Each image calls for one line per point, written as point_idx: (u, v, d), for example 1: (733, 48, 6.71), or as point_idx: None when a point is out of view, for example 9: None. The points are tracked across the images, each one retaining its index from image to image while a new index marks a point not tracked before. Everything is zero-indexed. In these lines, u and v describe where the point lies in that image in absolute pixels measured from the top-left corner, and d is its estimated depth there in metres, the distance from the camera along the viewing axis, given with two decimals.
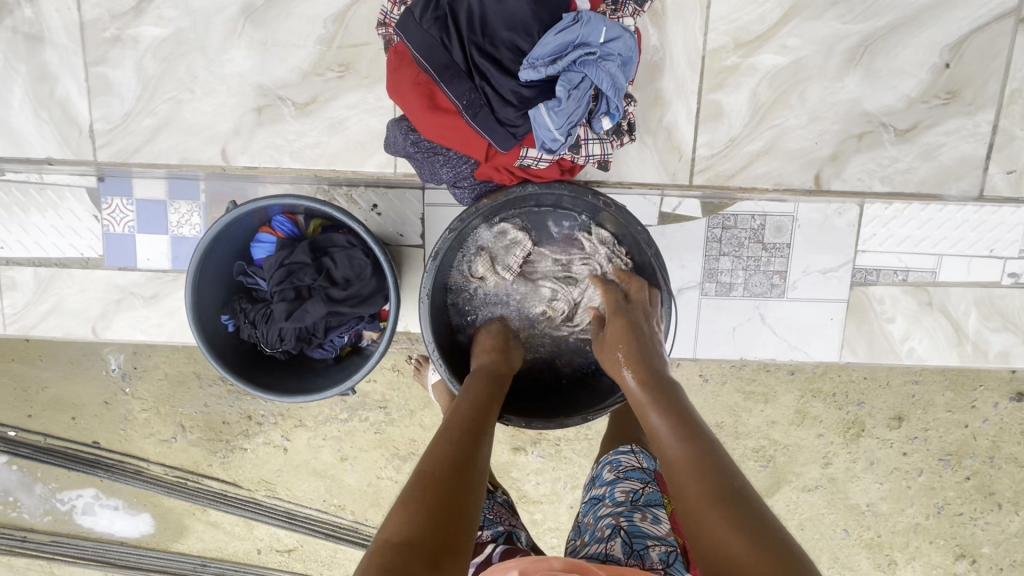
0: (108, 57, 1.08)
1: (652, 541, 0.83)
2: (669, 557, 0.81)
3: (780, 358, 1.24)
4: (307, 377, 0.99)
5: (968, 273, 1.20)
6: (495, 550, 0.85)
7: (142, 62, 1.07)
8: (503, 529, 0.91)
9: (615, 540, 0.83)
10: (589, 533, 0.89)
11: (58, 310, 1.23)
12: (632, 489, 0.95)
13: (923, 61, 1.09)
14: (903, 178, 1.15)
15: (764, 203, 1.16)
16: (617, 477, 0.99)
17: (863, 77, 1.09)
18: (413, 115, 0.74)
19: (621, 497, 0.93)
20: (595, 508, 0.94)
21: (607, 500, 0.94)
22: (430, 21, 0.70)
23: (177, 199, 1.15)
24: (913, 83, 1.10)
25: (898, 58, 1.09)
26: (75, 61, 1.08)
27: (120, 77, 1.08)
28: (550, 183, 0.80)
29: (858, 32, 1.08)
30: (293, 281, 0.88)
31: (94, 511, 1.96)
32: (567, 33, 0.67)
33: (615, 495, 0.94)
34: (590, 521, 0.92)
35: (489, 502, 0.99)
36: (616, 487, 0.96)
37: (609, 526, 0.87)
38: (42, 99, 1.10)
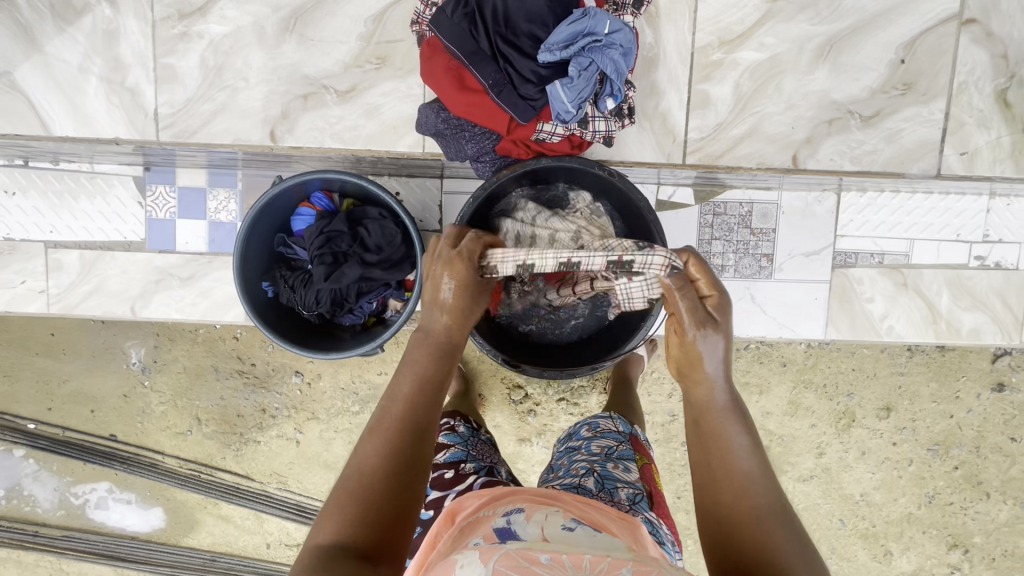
0: (174, 50, 1.18)
1: (621, 483, 0.93)
2: (634, 497, 0.91)
3: (770, 336, 1.34)
4: (337, 340, 1.08)
5: (938, 255, 1.32)
6: (476, 483, 0.91)
7: (205, 55, 1.17)
8: (484, 464, 0.98)
9: (588, 477, 0.93)
10: (563, 470, 0.99)
11: (99, 291, 1.32)
12: (607, 445, 1.04)
13: (881, 57, 1.21)
14: (870, 158, 1.25)
15: (750, 191, 1.28)
16: (594, 434, 1.07)
17: (831, 70, 1.21)
18: (444, 95, 0.86)
19: (596, 449, 1.02)
20: (571, 454, 1.04)
21: (583, 449, 1.03)
22: (460, 16, 0.83)
23: (217, 187, 1.27)
24: (874, 76, 1.22)
25: (860, 54, 1.21)
26: (146, 54, 1.18)
27: (186, 68, 1.18)
28: (561, 156, 0.91)
29: (824, 33, 1.20)
30: (331, 247, 0.99)
31: (107, 505, 2.00)
32: (577, 24, 0.80)
33: (591, 447, 1.03)
34: (564, 463, 1.02)
35: (473, 439, 1.05)
36: (593, 441, 1.05)
37: (584, 467, 0.96)
38: (114, 86, 1.20)
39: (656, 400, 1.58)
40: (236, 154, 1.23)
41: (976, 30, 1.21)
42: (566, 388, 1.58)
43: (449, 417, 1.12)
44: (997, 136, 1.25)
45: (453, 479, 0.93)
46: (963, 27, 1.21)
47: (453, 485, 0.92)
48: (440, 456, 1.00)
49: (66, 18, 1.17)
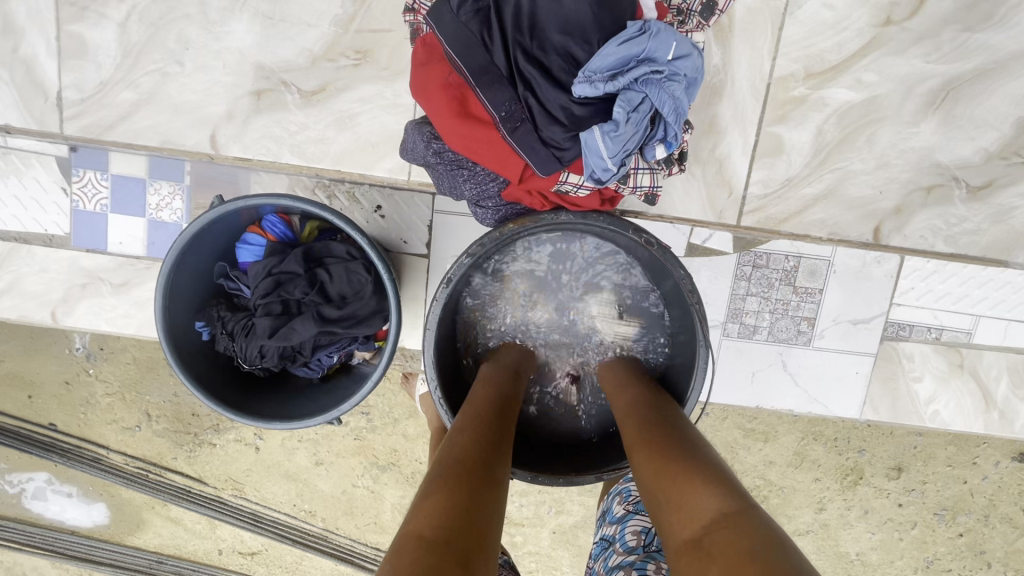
0: (87, 15, 0.96)
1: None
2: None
3: (800, 411, 1.15)
4: (288, 397, 0.88)
5: (1004, 337, 1.13)
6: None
7: (126, 24, 0.96)
8: None
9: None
10: None
11: (13, 290, 1.10)
12: (644, 529, 0.84)
13: (1008, 115, 1.01)
14: (969, 240, 1.07)
15: (800, 243, 1.07)
16: (627, 513, 0.88)
17: (940, 125, 1.01)
18: (439, 121, 0.64)
19: (632, 542, 0.83)
20: (607, 555, 0.84)
21: (618, 544, 0.84)
22: (469, 13, 0.59)
23: (159, 178, 1.03)
24: (994, 137, 1.02)
25: (982, 107, 1.00)
26: (47, 18, 0.97)
27: (99, 39, 0.97)
28: (588, 214, 0.69)
29: (942, 74, 0.99)
30: (280, 293, 0.77)
31: (45, 496, 1.83)
32: (631, 45, 0.57)
33: (626, 539, 0.84)
34: (602, 572, 0.83)
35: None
36: (627, 525, 0.86)
37: None
38: (5, 56, 0.98)
39: None
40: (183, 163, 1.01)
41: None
42: None
43: None
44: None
45: None
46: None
47: None
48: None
49: None
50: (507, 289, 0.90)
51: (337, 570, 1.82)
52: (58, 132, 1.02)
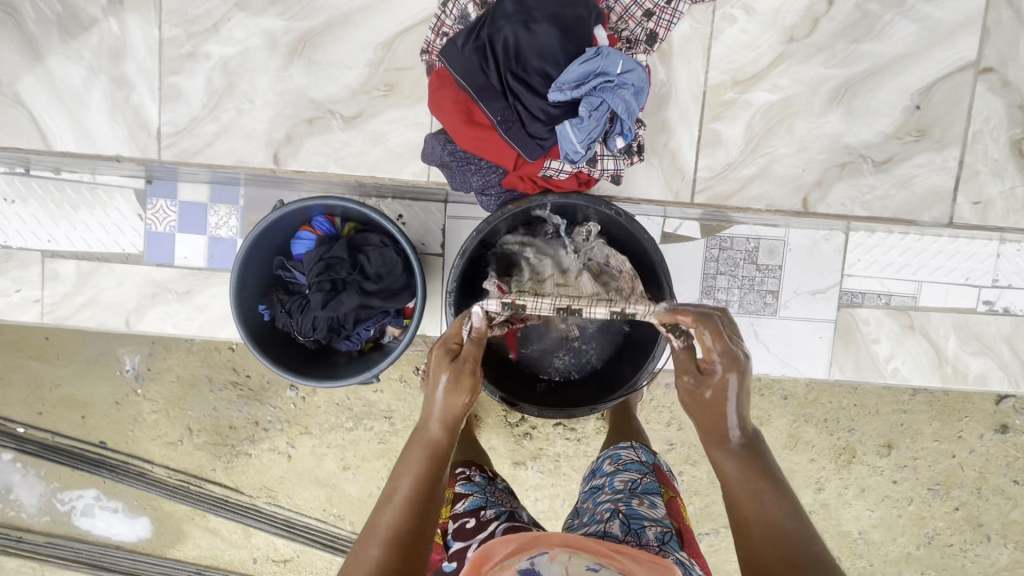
0: (181, 68, 1.17)
1: (648, 522, 0.89)
2: (664, 536, 0.88)
3: (773, 373, 1.32)
4: (332, 366, 1.06)
5: (946, 299, 1.30)
6: (498, 528, 0.89)
7: (211, 75, 1.16)
8: (505, 509, 0.95)
9: (614, 521, 0.89)
10: (588, 515, 0.95)
11: (95, 302, 1.30)
12: (631, 479, 1.02)
13: (896, 104, 1.19)
14: (880, 205, 1.23)
15: (756, 226, 1.26)
16: (617, 468, 1.05)
17: (844, 114, 1.19)
18: (452, 128, 0.85)
19: (619, 485, 1.00)
20: (595, 495, 1.01)
21: (607, 488, 1.01)
22: (471, 49, 0.82)
23: (218, 202, 1.25)
24: (887, 122, 1.20)
25: (874, 100, 1.19)
26: (152, 71, 1.17)
27: (191, 88, 1.17)
28: (568, 193, 0.90)
29: (838, 77, 1.18)
30: (330, 274, 0.97)
31: (93, 512, 1.97)
32: (590, 64, 0.79)
33: (615, 484, 1.00)
34: (589, 505, 0.99)
35: (490, 487, 1.01)
36: (616, 476, 1.03)
37: (609, 509, 0.93)
38: (118, 104, 1.18)
39: (654, 424, 1.54)
40: (239, 175, 1.22)
41: (993, 79, 1.19)
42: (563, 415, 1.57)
43: (465, 466, 1.07)
44: (1010, 185, 1.24)
45: (475, 529, 0.90)
46: (981, 75, 1.18)
47: (474, 535, 0.89)
48: (459, 506, 0.96)
49: (72, 33, 1.15)
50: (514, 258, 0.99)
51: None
52: (157, 159, 1.21)
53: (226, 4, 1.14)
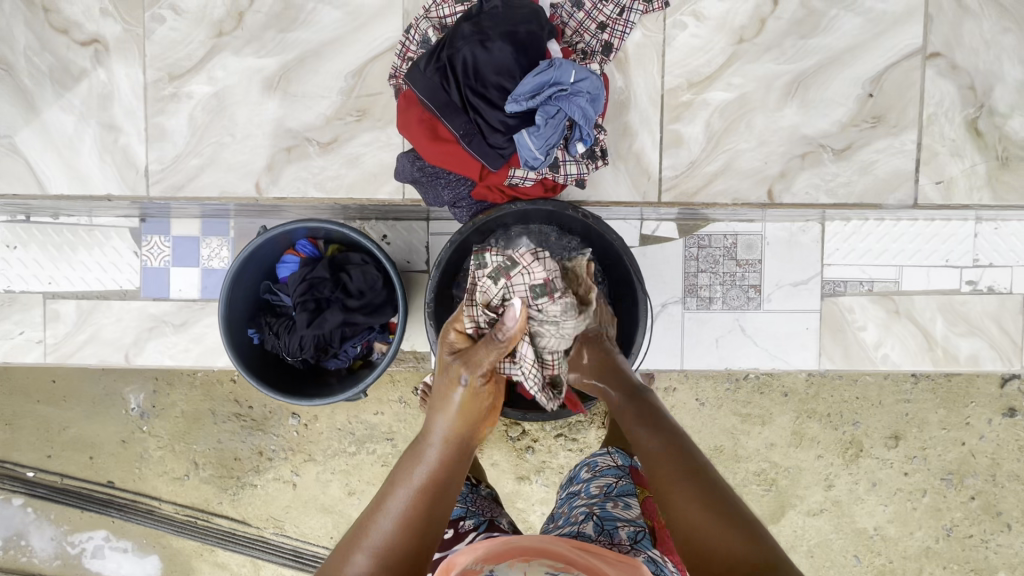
0: (166, 109, 1.22)
1: (621, 522, 0.90)
2: (636, 535, 0.88)
3: (763, 367, 1.32)
4: (322, 385, 1.08)
5: (929, 282, 1.31)
6: (472, 537, 0.86)
7: (193, 113, 1.21)
8: (485, 518, 0.93)
9: (587, 522, 0.91)
10: (562, 519, 0.96)
11: (95, 339, 1.34)
12: (607, 483, 1.00)
13: (850, 93, 1.19)
14: (845, 190, 1.21)
15: (732, 223, 1.29)
16: (593, 475, 1.03)
17: (801, 107, 1.19)
18: (418, 145, 0.89)
19: (595, 490, 0.99)
20: (571, 500, 1.00)
21: (582, 493, 1.00)
22: (432, 70, 0.87)
23: (210, 235, 1.31)
24: (844, 111, 1.19)
25: (830, 91, 1.19)
26: (138, 113, 1.22)
27: (175, 126, 1.22)
28: (534, 200, 0.93)
29: (790, 72, 1.19)
30: (314, 293, 1.00)
31: (103, 553, 1.97)
32: (543, 75, 0.82)
33: (590, 489, 0.99)
34: (564, 510, 0.98)
35: (471, 495, 0.99)
36: (592, 481, 1.01)
37: (583, 512, 0.94)
38: (107, 146, 1.23)
39: None
40: (227, 205, 1.25)
41: (940, 64, 1.19)
42: (563, 425, 1.57)
43: None
44: (971, 164, 1.22)
45: (452, 539, 0.88)
46: (929, 60, 1.19)
47: (452, 545, 0.88)
48: None
49: (65, 84, 1.21)
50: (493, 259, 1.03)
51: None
52: (144, 195, 1.23)
53: (203, 46, 1.20)
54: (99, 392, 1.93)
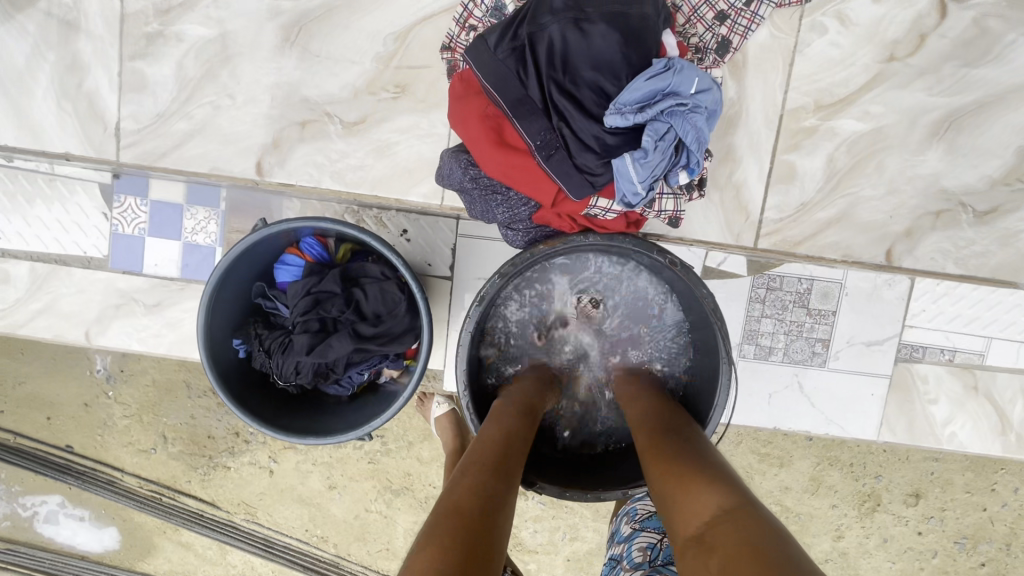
0: (147, 52, 1.02)
1: None
2: None
3: (816, 432, 1.17)
4: (317, 413, 0.91)
5: (1018, 359, 1.15)
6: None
7: (182, 61, 1.01)
8: None
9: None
10: None
11: (49, 310, 1.13)
12: (649, 544, 0.88)
13: (1009, 143, 1.03)
14: (978, 262, 1.09)
15: (811, 265, 1.09)
16: (634, 530, 0.92)
17: (946, 152, 1.03)
18: (476, 149, 0.69)
19: (638, 556, 0.86)
20: (616, 572, 0.88)
21: (625, 560, 0.88)
22: (506, 51, 0.66)
23: (196, 204, 1.08)
24: (998, 164, 1.04)
25: (986, 138, 1.03)
26: (110, 55, 1.02)
27: (157, 75, 1.02)
28: (613, 235, 0.74)
29: (943, 107, 1.02)
30: (319, 312, 0.81)
31: (56, 520, 1.81)
32: (659, 80, 0.62)
33: (633, 554, 0.87)
34: None
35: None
36: (634, 542, 0.90)
37: None
38: (69, 90, 1.04)
39: None
40: (221, 189, 1.07)
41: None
42: None
43: None
44: None
45: None
46: None
47: None
48: None
49: (15, 3, 1.02)
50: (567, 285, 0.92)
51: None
52: (114, 158, 1.07)
53: None
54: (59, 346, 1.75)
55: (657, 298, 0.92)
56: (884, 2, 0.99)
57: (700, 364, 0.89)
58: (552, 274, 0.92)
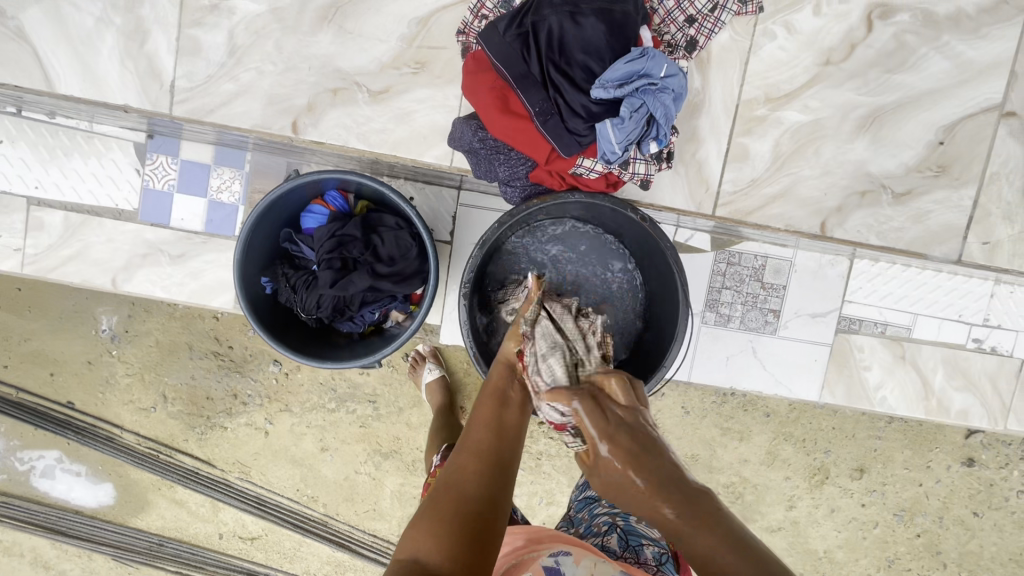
0: (203, 21, 1.12)
1: (647, 539, 0.88)
2: (661, 557, 0.86)
3: (766, 392, 1.32)
4: (331, 347, 1.04)
5: (939, 333, 1.32)
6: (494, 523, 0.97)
7: (233, 31, 1.12)
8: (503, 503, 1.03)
9: (612, 535, 0.88)
10: (584, 527, 0.93)
11: (80, 257, 1.23)
12: None
13: (921, 137, 1.21)
14: (895, 235, 1.24)
15: (766, 245, 1.27)
16: None
17: (871, 142, 1.20)
18: (486, 115, 0.86)
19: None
20: (590, 506, 0.98)
21: (603, 500, 0.98)
22: (512, 36, 0.83)
23: (223, 165, 1.21)
24: (912, 154, 1.21)
25: (903, 132, 1.20)
26: (170, 22, 1.12)
27: (212, 42, 1.13)
28: (595, 193, 0.91)
29: (870, 104, 1.19)
30: (342, 252, 0.96)
31: (54, 474, 1.56)
32: (634, 64, 0.81)
33: None
34: (584, 516, 0.97)
35: None
36: None
37: (606, 522, 0.91)
38: (131, 51, 1.14)
39: None
40: (249, 138, 1.18)
41: (1014, 123, 1.21)
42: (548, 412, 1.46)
43: None
44: (1019, 230, 1.25)
45: None
46: (1003, 118, 1.20)
47: None
48: None
49: None
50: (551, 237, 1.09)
51: (336, 559, 1.56)
52: (167, 113, 1.15)
53: None
54: (56, 294, 1.48)
55: (628, 275, 1.11)
56: (824, 15, 1.17)
57: (661, 311, 1.07)
58: (542, 226, 1.08)
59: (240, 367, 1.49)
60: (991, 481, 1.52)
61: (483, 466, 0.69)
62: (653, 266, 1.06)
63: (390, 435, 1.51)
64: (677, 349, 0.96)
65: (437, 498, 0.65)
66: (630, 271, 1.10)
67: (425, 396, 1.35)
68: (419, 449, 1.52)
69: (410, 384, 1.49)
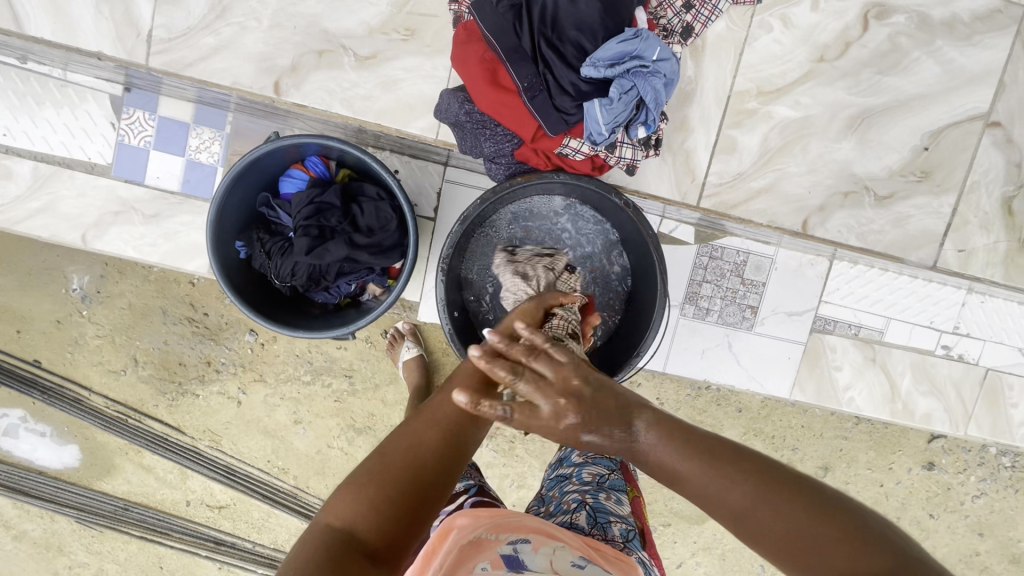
0: None
1: (614, 517, 0.89)
2: (628, 534, 0.88)
3: (739, 386, 1.33)
4: (304, 316, 1.02)
5: (909, 338, 1.34)
6: (466, 500, 0.93)
7: None
8: (474, 482, 0.99)
9: (580, 512, 0.89)
10: (555, 504, 0.94)
11: (49, 211, 1.19)
12: (599, 473, 1.00)
13: (907, 141, 1.21)
14: (875, 238, 1.25)
15: (748, 241, 1.27)
16: (585, 460, 1.02)
17: (858, 143, 1.21)
18: (473, 86, 0.84)
19: (588, 477, 0.98)
20: (561, 484, 0.99)
21: (573, 478, 0.99)
22: (505, 7, 0.81)
23: (202, 124, 1.17)
24: (896, 158, 1.22)
25: (889, 135, 1.21)
26: None
27: None
28: (580, 175, 0.91)
29: (859, 104, 1.20)
30: (319, 220, 0.94)
31: (18, 434, 1.52)
32: (627, 45, 0.80)
33: (582, 475, 0.99)
34: (555, 494, 0.97)
35: None
36: (584, 467, 1.01)
37: (575, 500, 0.92)
38: None
39: None
40: (231, 97, 1.15)
41: (998, 134, 1.22)
42: None
43: None
44: (994, 240, 1.27)
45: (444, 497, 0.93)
46: (987, 127, 1.22)
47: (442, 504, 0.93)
48: None
49: None
50: (531, 210, 1.08)
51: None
52: (144, 64, 1.11)
53: None
54: (22, 249, 1.42)
55: (609, 256, 1.10)
56: (821, 11, 1.16)
57: (639, 297, 1.06)
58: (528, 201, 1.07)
59: (213, 333, 1.46)
60: (948, 486, 1.56)
61: (445, 442, 0.65)
62: (636, 249, 1.05)
63: (364, 411, 1.51)
64: (652, 338, 0.95)
65: (383, 462, 0.63)
66: (610, 252, 1.10)
67: (401, 373, 1.33)
68: (393, 426, 1.51)
69: (386, 360, 1.48)
